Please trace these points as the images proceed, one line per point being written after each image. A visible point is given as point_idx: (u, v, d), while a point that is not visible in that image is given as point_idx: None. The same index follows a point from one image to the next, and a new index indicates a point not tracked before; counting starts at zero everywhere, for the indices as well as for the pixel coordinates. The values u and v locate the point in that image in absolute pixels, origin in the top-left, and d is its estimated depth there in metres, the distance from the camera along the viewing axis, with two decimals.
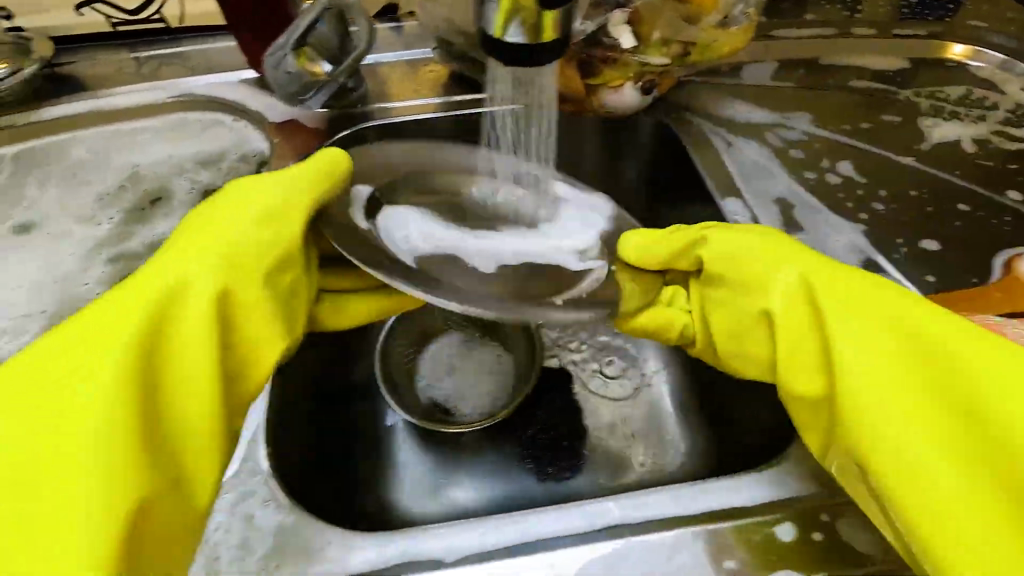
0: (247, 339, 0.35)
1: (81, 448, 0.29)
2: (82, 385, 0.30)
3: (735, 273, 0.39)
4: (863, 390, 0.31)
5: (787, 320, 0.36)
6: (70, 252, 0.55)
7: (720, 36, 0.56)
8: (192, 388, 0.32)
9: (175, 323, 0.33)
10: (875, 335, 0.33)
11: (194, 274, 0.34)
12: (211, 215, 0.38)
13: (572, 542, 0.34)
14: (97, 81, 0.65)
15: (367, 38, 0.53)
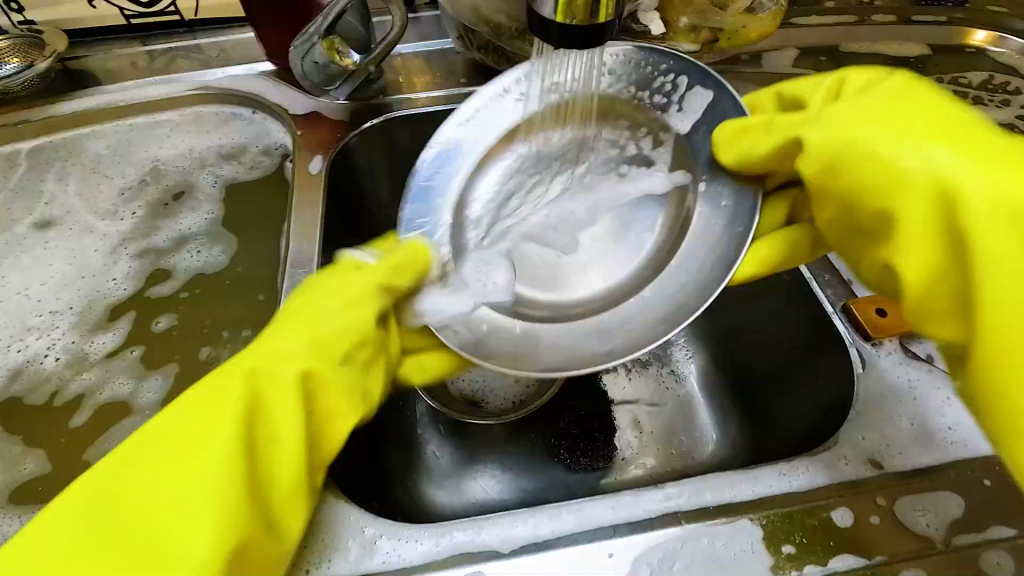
0: (325, 419, 0.33)
1: (186, 539, 0.28)
2: (191, 481, 0.29)
3: (867, 174, 0.34)
4: (940, 283, 0.32)
5: (915, 234, 0.33)
6: (95, 248, 0.54)
7: (750, 21, 0.56)
8: (282, 464, 0.31)
9: (266, 402, 0.32)
10: (1002, 230, 0.30)
11: (286, 356, 0.33)
12: (309, 293, 0.37)
13: (630, 529, 0.34)
14: (113, 75, 0.64)
15: (399, 28, 0.52)
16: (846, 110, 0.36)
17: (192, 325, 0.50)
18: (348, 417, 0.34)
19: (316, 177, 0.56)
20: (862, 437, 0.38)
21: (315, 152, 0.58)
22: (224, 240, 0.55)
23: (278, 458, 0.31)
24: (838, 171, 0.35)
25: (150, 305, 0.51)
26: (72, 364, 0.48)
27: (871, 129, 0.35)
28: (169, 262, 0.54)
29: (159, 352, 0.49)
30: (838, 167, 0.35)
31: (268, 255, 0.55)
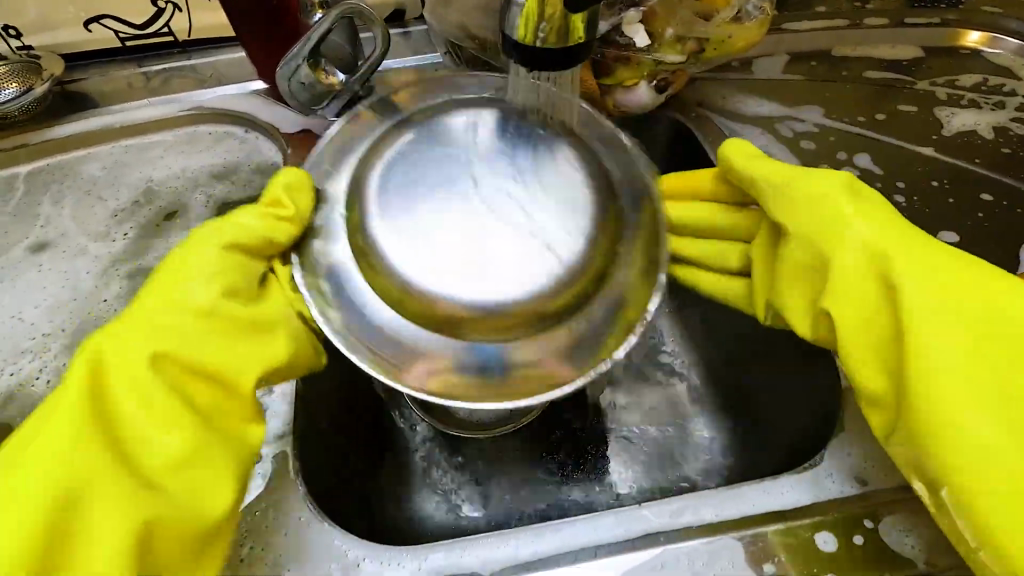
0: (208, 371, 0.36)
1: (49, 475, 0.31)
2: (58, 458, 0.31)
3: (809, 224, 0.41)
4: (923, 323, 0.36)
5: (851, 278, 0.38)
6: (87, 270, 0.55)
7: (735, 31, 0.55)
8: (159, 430, 0.33)
9: (111, 398, 0.33)
10: (925, 301, 0.36)
11: (151, 326, 0.35)
12: (183, 258, 0.38)
13: (611, 550, 0.35)
14: (110, 98, 0.65)
15: (382, 47, 0.53)
16: (825, 192, 0.41)
17: None
18: (246, 373, 0.37)
19: None
20: (837, 461, 0.39)
21: None
22: None
23: (147, 444, 0.33)
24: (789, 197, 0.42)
25: None
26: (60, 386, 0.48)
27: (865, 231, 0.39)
28: None
29: None
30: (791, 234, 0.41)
31: None
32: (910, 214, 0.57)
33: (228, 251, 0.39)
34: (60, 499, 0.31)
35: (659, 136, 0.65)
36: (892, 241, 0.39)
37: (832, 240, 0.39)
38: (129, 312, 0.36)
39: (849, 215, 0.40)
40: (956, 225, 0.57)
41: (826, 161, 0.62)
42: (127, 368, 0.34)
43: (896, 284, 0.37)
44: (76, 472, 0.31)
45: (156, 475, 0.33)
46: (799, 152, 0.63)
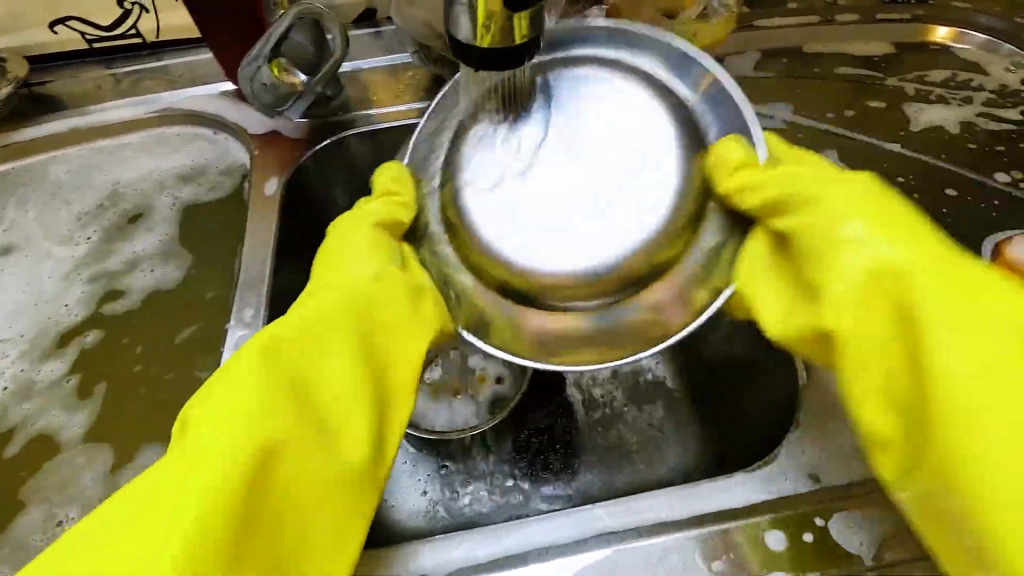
0: (389, 331, 0.39)
1: (262, 412, 0.32)
2: (267, 404, 0.33)
3: (819, 236, 0.36)
4: (959, 374, 0.30)
5: (864, 294, 0.33)
6: (50, 274, 0.54)
7: (701, 29, 0.55)
8: (346, 378, 0.36)
9: (321, 354, 0.36)
10: (953, 342, 0.30)
11: (360, 279, 0.40)
12: (338, 246, 0.42)
13: (559, 552, 0.35)
14: (76, 100, 0.64)
15: (343, 46, 0.53)
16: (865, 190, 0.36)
17: (149, 350, 0.51)
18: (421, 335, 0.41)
19: (270, 198, 0.56)
20: (795, 457, 0.40)
21: (272, 172, 0.58)
22: (180, 258, 0.56)
23: (329, 392, 0.36)
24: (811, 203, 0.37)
25: (107, 332, 0.51)
26: (20, 391, 0.48)
27: (881, 231, 0.34)
28: (123, 283, 0.54)
29: (114, 379, 0.49)
30: (800, 235, 0.37)
31: (224, 274, 0.55)
32: None
33: (387, 244, 0.43)
34: (281, 430, 0.32)
35: None
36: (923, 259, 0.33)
37: (813, 250, 0.36)
38: (313, 291, 0.39)
39: (845, 223, 0.35)
40: None
41: None
42: (306, 331, 0.36)
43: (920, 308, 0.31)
44: (287, 442, 0.33)
45: (335, 411, 0.35)
46: None
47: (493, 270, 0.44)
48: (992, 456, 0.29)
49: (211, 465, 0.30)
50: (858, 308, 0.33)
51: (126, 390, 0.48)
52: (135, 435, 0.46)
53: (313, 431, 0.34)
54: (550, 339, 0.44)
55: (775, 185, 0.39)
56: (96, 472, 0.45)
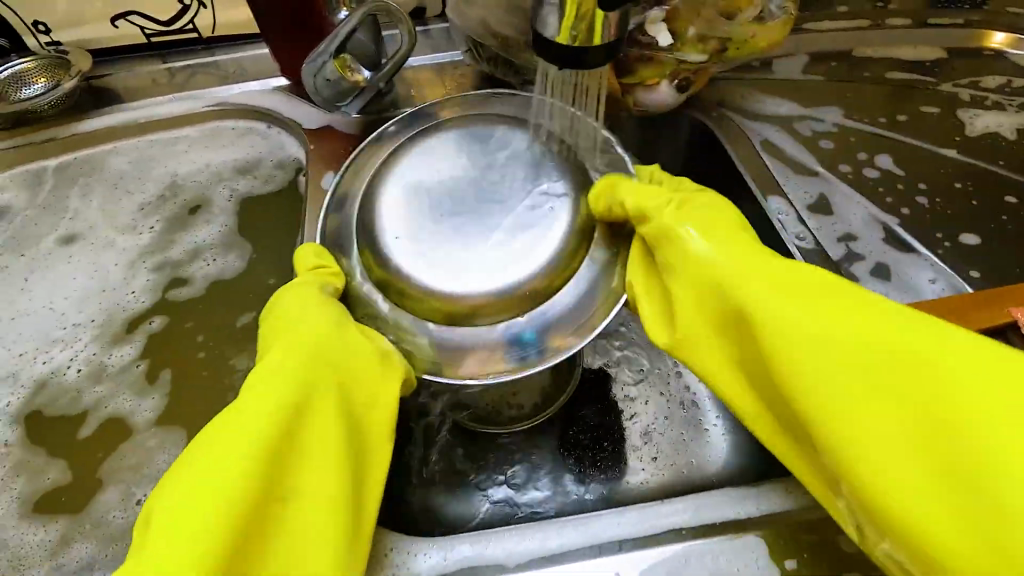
0: (353, 379, 0.39)
1: (232, 470, 0.32)
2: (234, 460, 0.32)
3: (680, 265, 0.40)
4: (813, 364, 0.34)
5: (734, 317, 0.38)
6: (115, 262, 0.56)
7: (758, 31, 0.55)
8: (314, 428, 0.36)
9: (296, 406, 0.35)
10: (805, 333, 0.35)
11: (323, 332, 0.39)
12: (294, 307, 0.41)
13: (634, 545, 0.36)
14: (135, 93, 0.66)
15: (408, 45, 0.53)
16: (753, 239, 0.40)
17: (212, 338, 0.52)
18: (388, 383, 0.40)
19: (326, 191, 0.57)
20: None
21: (327, 167, 0.59)
22: (240, 248, 0.57)
23: (300, 448, 0.35)
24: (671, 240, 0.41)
25: (171, 319, 0.52)
26: (90, 375, 0.49)
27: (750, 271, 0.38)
28: (185, 272, 0.55)
29: (179, 365, 0.50)
30: (669, 265, 0.41)
31: (282, 266, 0.56)
32: (932, 216, 0.57)
33: (329, 299, 0.42)
34: (251, 482, 0.32)
35: (678, 135, 0.65)
36: (745, 265, 0.38)
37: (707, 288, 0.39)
38: (273, 350, 0.39)
39: (687, 237, 0.41)
40: (978, 227, 0.56)
41: (846, 162, 0.62)
42: (277, 383, 0.36)
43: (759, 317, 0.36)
44: (276, 471, 0.34)
45: (305, 464, 0.35)
46: (818, 152, 0.62)
47: (430, 307, 0.43)
48: (896, 476, 0.31)
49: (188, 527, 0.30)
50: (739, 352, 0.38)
51: (192, 376, 0.50)
52: (202, 419, 0.48)
53: (291, 468, 0.34)
54: (478, 368, 0.42)
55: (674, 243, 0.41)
56: (167, 455, 0.46)
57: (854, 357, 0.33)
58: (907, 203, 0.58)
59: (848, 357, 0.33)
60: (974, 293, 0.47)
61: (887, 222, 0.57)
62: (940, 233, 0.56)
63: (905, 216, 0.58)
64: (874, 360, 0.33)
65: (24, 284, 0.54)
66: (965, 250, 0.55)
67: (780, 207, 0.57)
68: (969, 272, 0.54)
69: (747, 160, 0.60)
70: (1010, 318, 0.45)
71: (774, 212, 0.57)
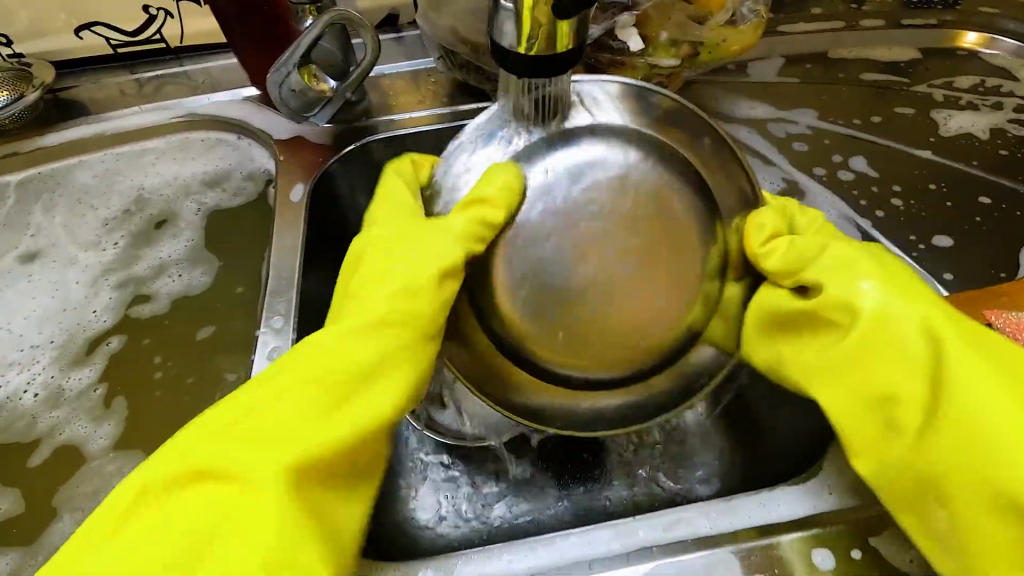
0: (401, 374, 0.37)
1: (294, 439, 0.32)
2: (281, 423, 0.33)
3: (820, 282, 0.38)
4: (957, 402, 0.33)
5: (858, 347, 0.36)
6: (77, 281, 0.54)
7: (729, 34, 0.55)
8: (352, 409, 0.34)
9: (339, 376, 0.35)
10: (911, 366, 0.35)
11: (388, 298, 0.37)
12: (397, 238, 0.40)
13: (604, 565, 0.35)
14: (101, 104, 0.64)
15: (373, 53, 0.52)
16: (892, 273, 0.38)
17: (176, 356, 0.50)
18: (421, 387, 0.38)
19: (296, 203, 0.56)
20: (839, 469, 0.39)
21: (297, 178, 0.58)
22: (206, 263, 0.56)
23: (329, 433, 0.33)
24: (791, 249, 0.39)
25: (133, 339, 0.51)
26: (48, 399, 0.48)
27: (931, 316, 0.36)
28: (150, 289, 0.54)
29: (141, 386, 0.49)
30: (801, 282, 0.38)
31: (250, 279, 0.55)
32: (906, 218, 0.57)
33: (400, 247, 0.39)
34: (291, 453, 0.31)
35: None
36: (899, 297, 0.36)
37: (833, 312, 0.37)
38: (355, 300, 0.38)
39: (858, 280, 0.37)
40: (951, 228, 0.56)
41: (821, 165, 0.61)
42: (337, 352, 0.35)
43: (903, 339, 0.35)
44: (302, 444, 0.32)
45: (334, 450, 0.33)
46: (792, 155, 0.62)
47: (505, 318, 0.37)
48: (975, 513, 0.33)
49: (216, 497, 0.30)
50: (834, 375, 0.37)
51: (153, 397, 0.48)
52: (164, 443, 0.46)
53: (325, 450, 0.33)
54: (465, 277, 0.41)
55: (853, 264, 0.38)
56: None
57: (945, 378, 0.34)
58: (882, 205, 0.58)
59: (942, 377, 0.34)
60: (951, 297, 0.47)
61: (861, 226, 0.57)
62: (914, 235, 0.56)
63: (880, 218, 0.57)
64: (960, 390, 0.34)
65: None
66: (940, 252, 0.55)
67: None
68: (942, 275, 0.53)
69: None
70: (984, 321, 0.44)
71: None
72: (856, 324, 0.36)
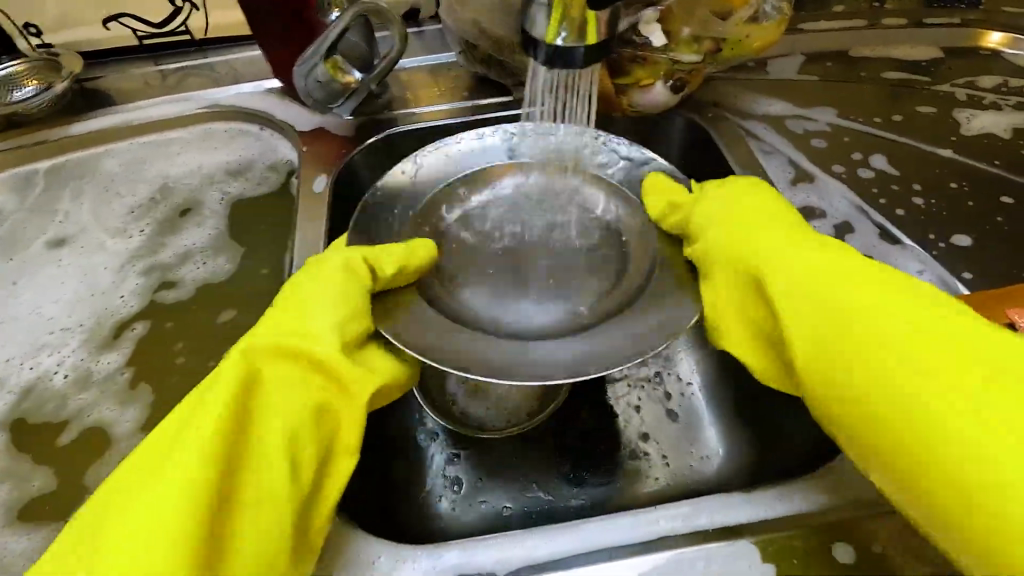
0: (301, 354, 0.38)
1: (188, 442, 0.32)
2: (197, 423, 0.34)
3: (725, 250, 0.43)
4: (842, 327, 0.36)
5: (772, 298, 0.39)
6: (104, 266, 0.55)
7: (752, 30, 0.55)
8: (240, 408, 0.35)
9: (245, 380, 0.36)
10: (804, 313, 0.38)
11: (307, 319, 0.39)
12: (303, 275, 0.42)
13: (625, 552, 0.36)
14: (126, 94, 0.65)
15: (399, 46, 0.53)
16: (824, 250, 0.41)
17: (198, 342, 0.51)
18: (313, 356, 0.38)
19: (319, 196, 0.56)
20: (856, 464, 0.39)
21: (319, 169, 0.59)
22: (230, 252, 0.56)
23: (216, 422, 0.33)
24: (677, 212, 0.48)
25: (158, 324, 0.52)
26: (77, 381, 0.49)
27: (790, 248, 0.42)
28: (176, 275, 0.55)
29: (166, 370, 0.50)
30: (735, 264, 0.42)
31: (274, 264, 0.56)
32: (927, 217, 0.57)
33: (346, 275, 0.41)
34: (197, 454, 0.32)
35: (672, 135, 0.65)
36: (753, 234, 0.43)
37: (734, 264, 0.42)
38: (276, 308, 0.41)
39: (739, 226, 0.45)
40: (972, 228, 0.56)
41: (841, 162, 0.61)
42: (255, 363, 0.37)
43: (771, 289, 0.39)
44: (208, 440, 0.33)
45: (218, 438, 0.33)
46: (811, 152, 0.62)
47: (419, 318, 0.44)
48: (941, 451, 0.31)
49: (131, 511, 0.31)
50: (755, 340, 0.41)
51: (175, 380, 0.49)
52: None
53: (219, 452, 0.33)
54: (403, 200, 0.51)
55: (775, 232, 0.43)
56: None
57: (830, 322, 0.37)
58: (902, 204, 0.58)
59: (833, 317, 0.37)
60: (969, 295, 0.46)
61: (881, 223, 0.57)
62: (933, 234, 0.56)
63: (901, 217, 0.57)
64: (827, 330, 0.36)
65: (12, 287, 0.53)
66: (961, 251, 0.54)
67: None
68: (962, 274, 0.53)
69: (743, 160, 0.59)
70: (1006, 320, 0.44)
71: None
72: (754, 280, 0.41)
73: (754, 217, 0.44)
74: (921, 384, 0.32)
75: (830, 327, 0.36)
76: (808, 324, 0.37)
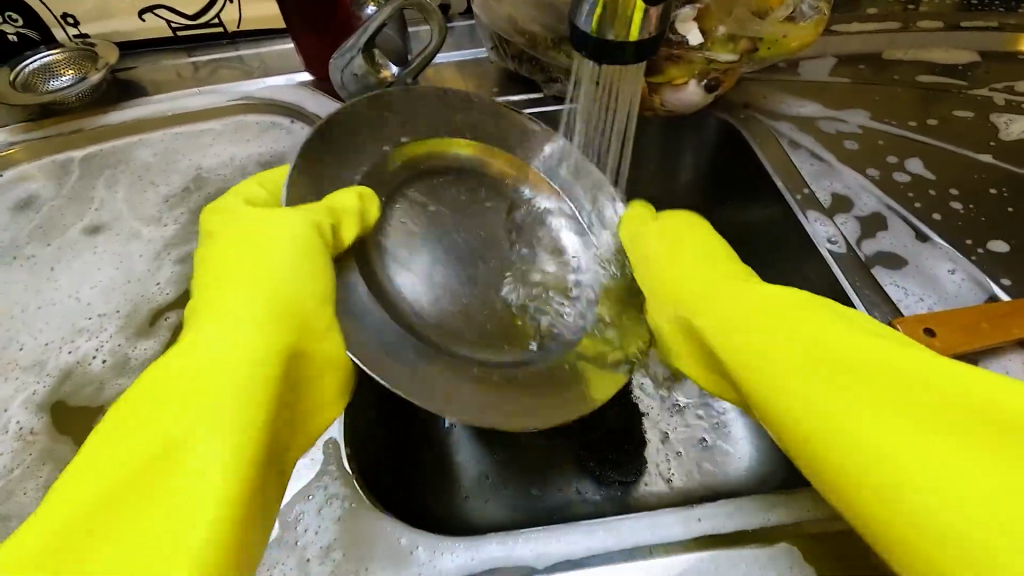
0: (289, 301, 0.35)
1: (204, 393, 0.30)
2: (185, 383, 0.31)
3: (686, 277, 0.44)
4: (769, 362, 0.36)
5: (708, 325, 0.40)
6: (140, 254, 0.56)
7: (790, 30, 0.54)
8: (223, 350, 0.32)
9: (229, 329, 0.33)
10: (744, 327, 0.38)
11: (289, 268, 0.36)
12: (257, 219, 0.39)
13: (665, 551, 0.36)
14: (160, 85, 0.66)
15: (438, 41, 0.53)
16: (722, 287, 0.42)
17: None
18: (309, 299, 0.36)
19: None
20: None
21: None
22: None
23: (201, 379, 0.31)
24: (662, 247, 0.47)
25: None
26: (115, 366, 0.49)
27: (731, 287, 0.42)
28: None
29: None
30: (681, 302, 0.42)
31: None
32: (964, 222, 0.56)
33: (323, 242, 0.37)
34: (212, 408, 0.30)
35: (702, 135, 0.65)
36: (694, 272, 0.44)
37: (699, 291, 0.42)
38: (240, 244, 0.38)
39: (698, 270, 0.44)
40: (1011, 233, 0.55)
41: (875, 165, 0.60)
42: (240, 309, 0.34)
43: (710, 315, 0.40)
44: (194, 392, 0.31)
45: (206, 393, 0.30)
46: (845, 154, 0.61)
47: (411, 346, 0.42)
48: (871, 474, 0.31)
49: (130, 485, 0.27)
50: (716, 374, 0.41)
51: None
52: None
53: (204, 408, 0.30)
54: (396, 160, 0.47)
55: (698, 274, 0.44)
56: None
57: (774, 328, 0.37)
58: (938, 208, 0.57)
59: (768, 326, 0.38)
60: (1012, 301, 0.46)
61: (918, 227, 0.56)
62: (970, 239, 0.55)
63: (937, 222, 0.56)
64: (754, 357, 0.37)
65: (49, 273, 0.54)
66: (1001, 257, 0.53)
67: (818, 220, 0.55)
68: (1001, 280, 0.52)
69: (775, 160, 0.59)
70: None
71: (811, 223, 0.55)
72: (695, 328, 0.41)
73: (685, 271, 0.44)
74: (843, 413, 0.32)
75: (755, 356, 0.37)
76: (736, 345, 0.38)
